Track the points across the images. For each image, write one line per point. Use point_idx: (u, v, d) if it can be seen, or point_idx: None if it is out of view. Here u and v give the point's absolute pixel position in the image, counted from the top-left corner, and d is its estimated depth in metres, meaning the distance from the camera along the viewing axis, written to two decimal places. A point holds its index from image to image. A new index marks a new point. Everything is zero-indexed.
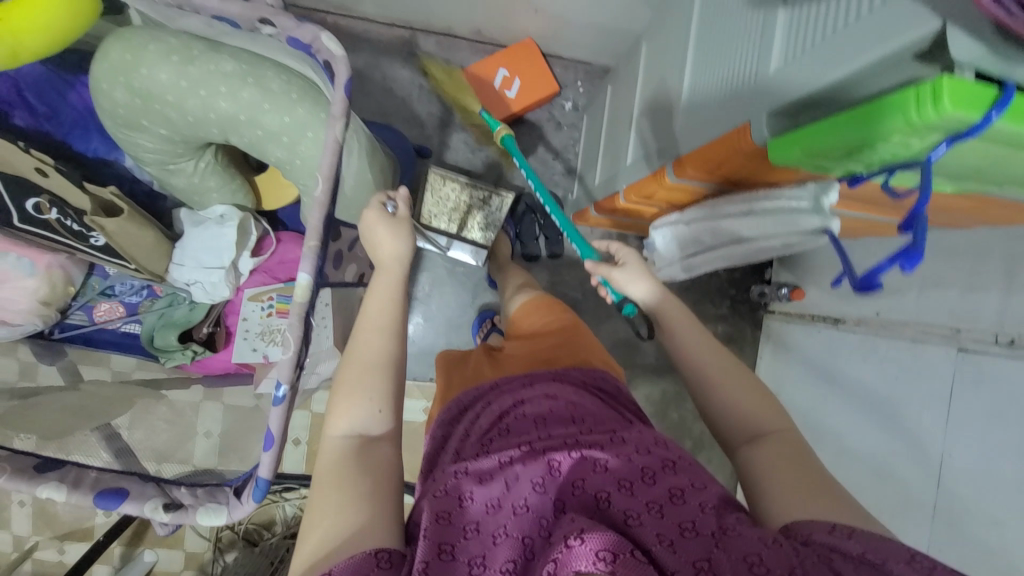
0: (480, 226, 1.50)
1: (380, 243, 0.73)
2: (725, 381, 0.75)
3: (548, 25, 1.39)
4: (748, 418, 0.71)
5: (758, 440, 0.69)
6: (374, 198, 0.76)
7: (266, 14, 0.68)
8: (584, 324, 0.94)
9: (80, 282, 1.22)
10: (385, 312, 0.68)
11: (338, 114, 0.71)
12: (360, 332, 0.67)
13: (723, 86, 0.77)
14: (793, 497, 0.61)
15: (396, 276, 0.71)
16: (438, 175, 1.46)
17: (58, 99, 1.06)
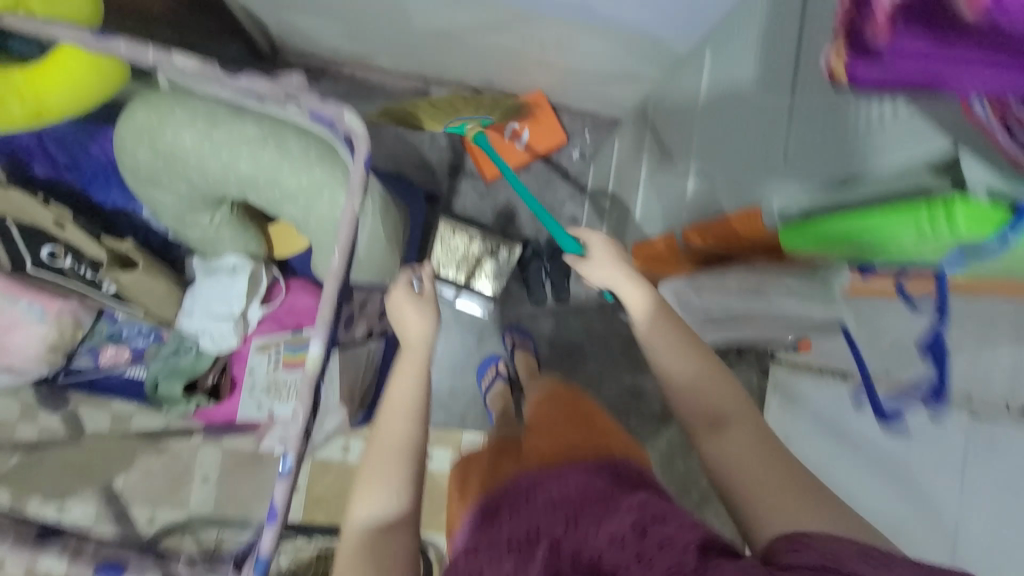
0: (489, 276, 1.56)
1: (407, 323, 0.79)
2: (688, 365, 0.77)
3: (557, 81, 1.43)
4: (707, 402, 0.75)
5: (723, 428, 0.72)
6: (403, 276, 0.84)
7: (292, 91, 0.70)
8: (602, 417, 0.93)
9: (89, 327, 1.21)
10: (409, 396, 0.73)
11: (357, 188, 0.75)
12: (383, 411, 0.73)
13: (731, 160, 0.83)
14: (765, 499, 0.64)
15: (422, 357, 0.77)
16: (449, 226, 1.50)
17: (79, 151, 1.06)
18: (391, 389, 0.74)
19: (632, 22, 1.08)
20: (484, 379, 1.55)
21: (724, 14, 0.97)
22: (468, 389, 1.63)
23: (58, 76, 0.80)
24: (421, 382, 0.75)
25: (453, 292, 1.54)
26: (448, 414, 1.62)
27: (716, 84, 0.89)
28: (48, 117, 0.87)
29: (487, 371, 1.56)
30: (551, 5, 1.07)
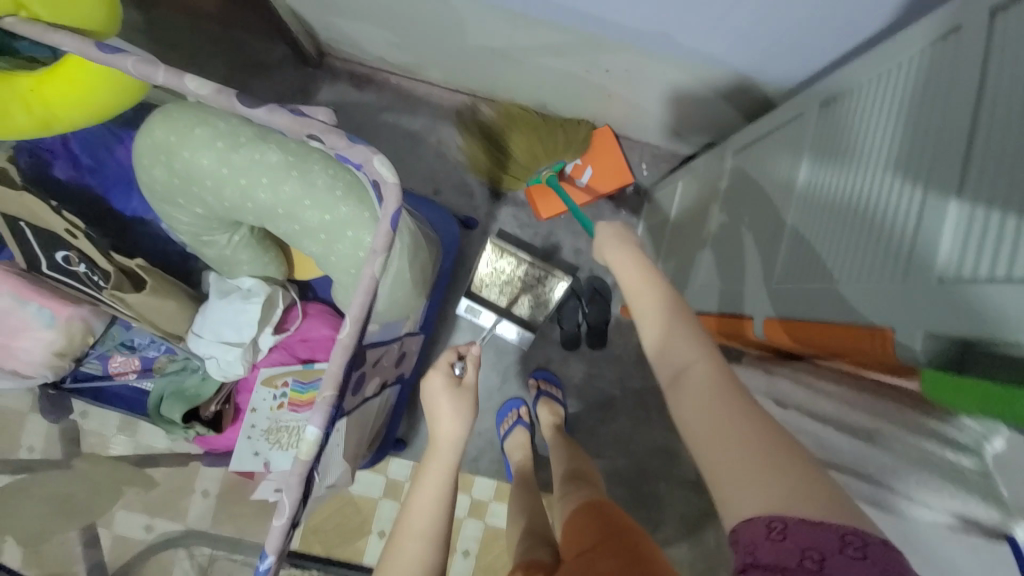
0: (531, 306, 1.42)
1: (440, 420, 0.76)
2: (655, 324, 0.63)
3: (620, 109, 1.28)
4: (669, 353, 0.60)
5: (685, 379, 0.57)
6: (445, 359, 0.81)
7: (316, 130, 0.60)
8: (644, 536, 0.74)
9: (101, 332, 1.15)
10: (430, 519, 0.67)
11: (380, 247, 0.62)
12: (399, 535, 0.67)
13: (848, 252, 0.62)
14: (716, 465, 0.49)
15: (449, 465, 0.73)
16: (497, 247, 1.42)
17: (105, 155, 1.03)
18: (412, 511, 0.68)
19: (719, 57, 0.93)
20: (503, 424, 1.44)
21: (838, 59, 0.81)
22: (485, 431, 1.51)
23: (67, 83, 0.76)
24: (444, 498, 0.70)
25: (490, 317, 1.41)
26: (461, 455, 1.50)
27: (823, 147, 0.73)
28: (56, 126, 0.83)
29: (507, 415, 1.44)
30: (627, 30, 0.93)
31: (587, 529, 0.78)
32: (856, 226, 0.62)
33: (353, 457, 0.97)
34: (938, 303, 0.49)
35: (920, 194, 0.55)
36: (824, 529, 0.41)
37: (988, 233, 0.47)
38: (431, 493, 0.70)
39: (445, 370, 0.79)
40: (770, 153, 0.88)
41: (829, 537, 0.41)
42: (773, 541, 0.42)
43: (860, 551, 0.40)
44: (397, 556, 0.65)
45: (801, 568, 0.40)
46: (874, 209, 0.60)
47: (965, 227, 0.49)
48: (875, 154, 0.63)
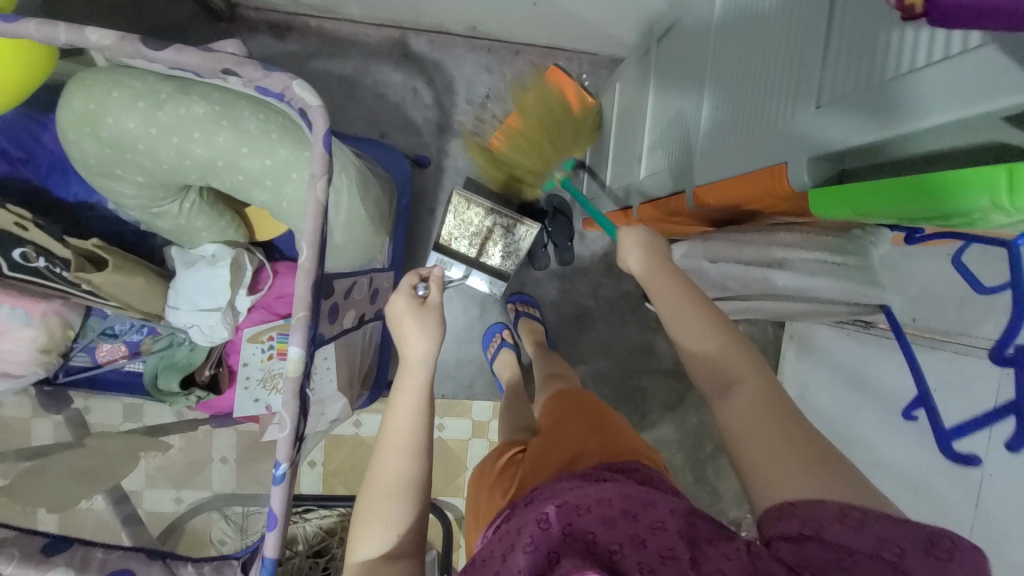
0: (501, 253, 1.45)
1: (407, 338, 0.77)
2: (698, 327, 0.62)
3: (548, 18, 1.27)
4: (717, 363, 0.60)
5: (731, 388, 0.58)
6: (407, 281, 0.82)
7: (230, 64, 0.61)
8: (613, 414, 0.84)
9: (80, 324, 1.18)
10: (407, 434, 0.72)
11: (320, 171, 0.64)
12: (382, 448, 0.72)
13: (753, 120, 0.68)
14: (777, 468, 0.51)
15: (422, 380, 0.75)
16: (462, 199, 1.41)
17: (32, 143, 1.01)
18: (389, 426, 0.72)
19: None
20: (489, 348, 1.52)
21: None
22: (475, 358, 1.59)
23: None
24: (419, 414, 0.73)
25: (461, 270, 1.46)
26: (456, 384, 1.60)
27: (735, 16, 0.75)
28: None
29: (492, 339, 1.52)
30: None
31: (564, 412, 0.85)
32: (758, 96, 0.67)
33: (349, 388, 1.05)
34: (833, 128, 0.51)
35: (802, 48, 0.59)
36: (911, 527, 0.42)
37: (847, 62, 0.51)
38: (405, 409, 0.73)
39: (409, 293, 0.80)
40: (689, 31, 0.90)
41: (917, 535, 0.42)
42: (849, 526, 0.44)
43: (947, 552, 0.41)
44: (380, 467, 0.71)
45: (878, 557, 0.41)
46: (767, 76, 0.65)
47: (834, 62, 0.53)
48: (764, 27, 0.67)
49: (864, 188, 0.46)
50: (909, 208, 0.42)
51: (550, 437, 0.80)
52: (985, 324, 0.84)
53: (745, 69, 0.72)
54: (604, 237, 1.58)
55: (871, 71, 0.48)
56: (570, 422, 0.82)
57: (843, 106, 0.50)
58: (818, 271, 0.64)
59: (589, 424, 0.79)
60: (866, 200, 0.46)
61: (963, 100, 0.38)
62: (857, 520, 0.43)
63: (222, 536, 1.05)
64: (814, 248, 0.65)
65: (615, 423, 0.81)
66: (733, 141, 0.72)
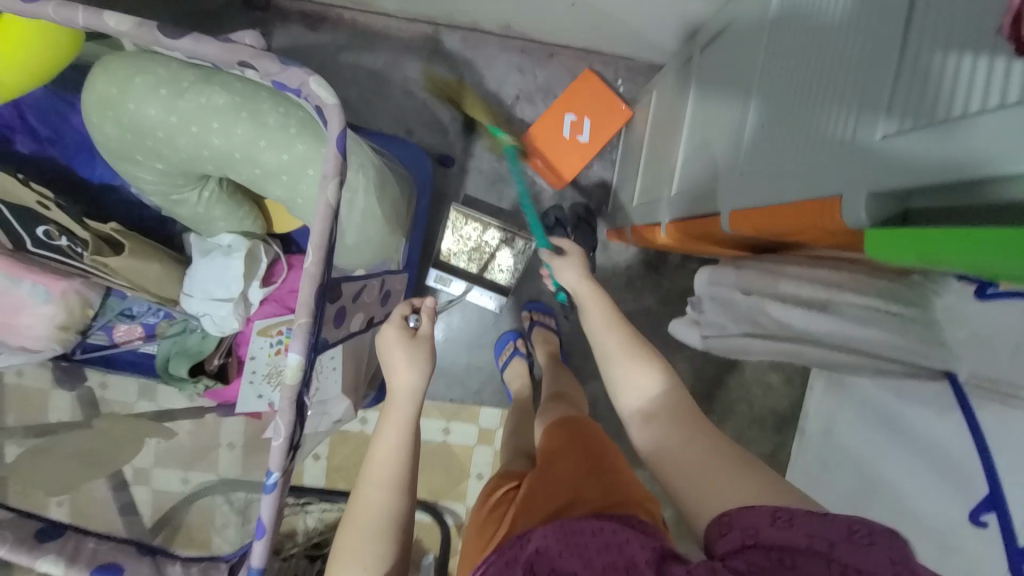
0: (503, 270, 1.44)
1: (395, 371, 0.78)
2: (626, 359, 0.76)
3: (585, 20, 1.22)
4: (648, 398, 0.70)
5: (654, 413, 0.68)
6: (399, 312, 0.84)
7: (246, 56, 0.59)
8: (614, 451, 0.81)
9: (99, 304, 1.18)
10: (392, 465, 0.70)
11: (332, 172, 0.62)
12: (365, 482, 0.69)
13: (800, 144, 0.62)
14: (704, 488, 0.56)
15: (406, 413, 0.75)
16: (460, 215, 1.41)
17: (61, 123, 1.01)
18: (373, 462, 0.71)
19: None
20: (502, 355, 1.49)
21: None
22: (485, 365, 1.56)
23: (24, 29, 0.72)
24: (403, 447, 0.72)
25: (460, 285, 1.44)
26: (465, 390, 1.56)
27: (787, 29, 0.70)
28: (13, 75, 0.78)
29: (504, 347, 1.49)
30: None
31: (555, 444, 0.83)
32: (810, 119, 0.61)
33: (354, 389, 1.02)
34: (891, 161, 0.46)
35: (863, 74, 0.53)
36: (833, 521, 0.44)
37: (921, 87, 0.45)
38: (389, 443, 0.72)
39: (399, 324, 0.81)
40: (739, 44, 0.84)
41: (838, 526, 0.44)
42: (780, 526, 0.46)
43: (867, 538, 0.43)
44: (362, 502, 0.68)
45: (809, 551, 0.43)
46: (821, 98, 0.60)
47: (904, 86, 0.47)
48: (820, 45, 0.61)
49: (924, 235, 0.40)
50: (1008, 260, 0.35)
51: (544, 471, 0.77)
52: None
53: (795, 88, 0.66)
54: (627, 249, 1.52)
55: (947, 100, 0.42)
56: (558, 458, 0.79)
57: (913, 140, 0.44)
58: (864, 320, 0.59)
59: (586, 466, 0.75)
60: (923, 243, 0.40)
61: None
62: (788, 518, 0.46)
63: (224, 521, 1.10)
64: (860, 292, 0.59)
65: (611, 461, 0.78)
66: (774, 165, 0.66)
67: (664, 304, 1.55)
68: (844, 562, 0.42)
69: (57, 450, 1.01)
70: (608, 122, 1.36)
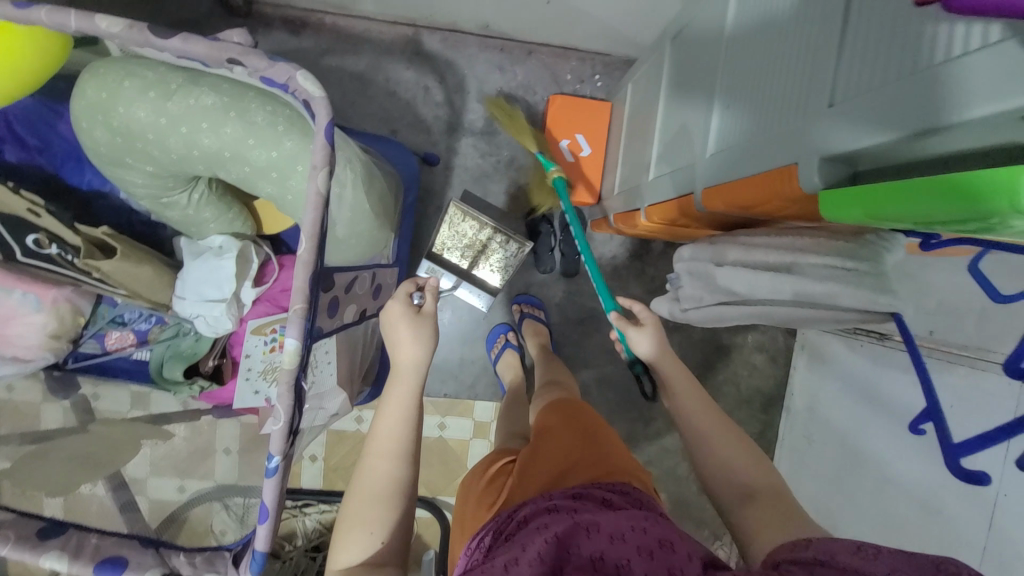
0: (493, 267, 1.48)
1: (398, 345, 0.81)
2: (715, 438, 0.77)
3: (561, 17, 1.26)
4: (740, 478, 0.72)
5: (749, 495, 0.70)
6: (403, 290, 0.86)
7: (234, 54, 0.61)
8: (607, 424, 0.86)
9: (90, 311, 1.21)
10: (395, 440, 0.73)
11: (321, 162, 0.64)
12: (368, 454, 0.72)
13: (763, 121, 0.66)
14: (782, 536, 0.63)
15: (411, 387, 0.77)
16: (459, 210, 1.42)
17: (48, 132, 1.03)
18: (378, 433, 0.73)
19: None
20: (493, 348, 1.52)
21: None
22: (478, 358, 1.59)
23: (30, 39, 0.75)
24: (407, 418, 0.75)
25: (450, 280, 1.47)
26: (459, 384, 1.59)
27: (748, 11, 0.74)
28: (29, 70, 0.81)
29: (496, 340, 1.52)
30: None
31: (552, 419, 0.87)
32: (772, 92, 0.65)
33: (349, 382, 1.04)
34: (836, 128, 0.50)
35: (816, 46, 0.57)
36: (919, 559, 0.43)
37: (863, 56, 0.49)
38: (394, 419, 0.74)
39: (404, 300, 0.84)
40: (705, 32, 0.89)
41: (924, 563, 0.43)
42: (862, 557, 0.45)
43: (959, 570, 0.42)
44: (367, 469, 0.71)
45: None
46: (779, 73, 0.63)
47: (848, 60, 0.51)
48: (778, 23, 0.65)
49: (875, 190, 0.44)
50: (956, 211, 0.38)
51: (541, 444, 0.81)
52: (1005, 340, 0.81)
53: (758, 65, 0.69)
54: (612, 239, 1.56)
55: (882, 69, 0.46)
56: (564, 431, 0.82)
57: (856, 106, 0.48)
58: (824, 276, 0.62)
59: (579, 441, 0.78)
60: (889, 198, 0.43)
61: (976, 100, 0.36)
62: (869, 551, 0.45)
63: (224, 528, 1.04)
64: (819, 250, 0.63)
65: (602, 432, 0.82)
66: (741, 143, 0.70)
67: (650, 291, 1.60)
68: None
69: (50, 455, 1.03)
70: (598, 124, 1.44)
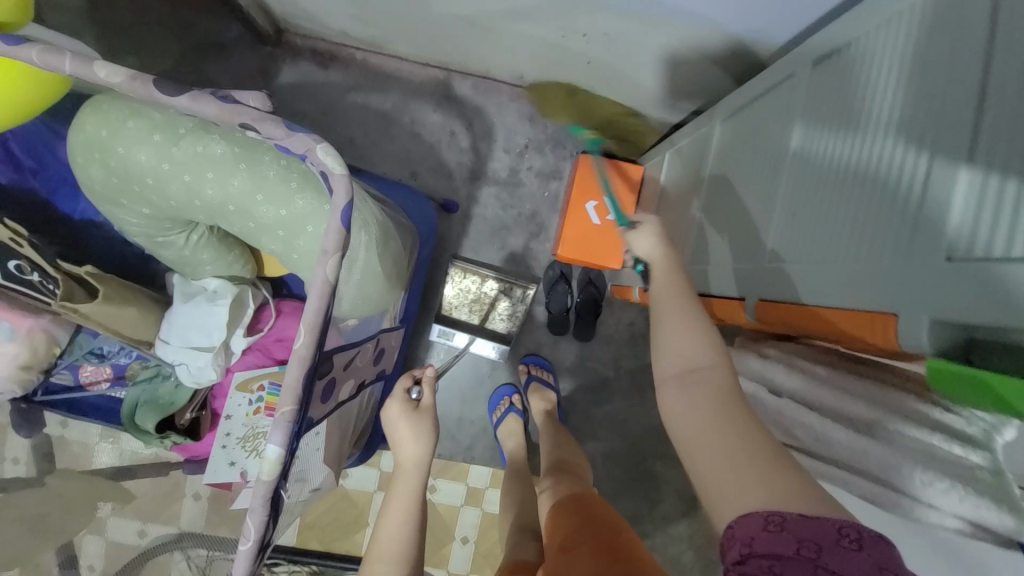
0: (503, 317, 1.45)
1: (400, 444, 0.78)
2: (669, 319, 0.62)
3: (600, 77, 1.21)
4: (682, 352, 0.58)
5: (689, 374, 0.57)
6: (399, 386, 0.84)
7: (249, 119, 0.54)
8: (626, 523, 0.75)
9: (67, 341, 1.08)
10: (396, 545, 0.69)
11: (332, 248, 0.56)
12: (368, 563, 0.68)
13: (841, 237, 0.58)
14: (722, 473, 0.48)
15: (415, 487, 0.75)
16: (458, 270, 1.43)
17: (46, 155, 0.96)
18: (379, 538, 0.70)
19: (702, 12, 0.86)
20: (495, 411, 1.41)
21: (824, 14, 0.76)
22: (479, 419, 1.48)
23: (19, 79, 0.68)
24: (411, 522, 0.71)
25: (464, 337, 1.43)
26: (455, 445, 1.48)
27: (821, 99, 0.68)
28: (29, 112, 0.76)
29: (499, 402, 1.40)
30: None
31: (564, 525, 0.77)
32: (856, 199, 0.57)
33: (336, 455, 0.93)
34: (959, 287, 0.42)
35: (923, 165, 0.49)
36: (819, 521, 0.41)
37: (997, 208, 0.42)
38: (396, 521, 0.71)
39: (402, 398, 0.82)
40: (763, 117, 0.82)
41: (825, 528, 0.41)
42: (770, 532, 0.42)
43: (856, 542, 0.39)
44: None
45: (798, 558, 0.40)
46: (868, 183, 0.56)
47: (969, 205, 0.44)
48: (864, 122, 0.59)
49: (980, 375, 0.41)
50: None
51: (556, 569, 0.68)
52: None
53: (833, 161, 0.62)
54: (631, 305, 1.48)
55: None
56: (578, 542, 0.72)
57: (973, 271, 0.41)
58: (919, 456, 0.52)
59: (592, 546, 0.67)
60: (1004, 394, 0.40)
61: None
62: (780, 524, 0.42)
63: None
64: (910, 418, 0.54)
65: (624, 535, 0.71)
66: (809, 257, 0.62)
67: None
68: (829, 567, 0.38)
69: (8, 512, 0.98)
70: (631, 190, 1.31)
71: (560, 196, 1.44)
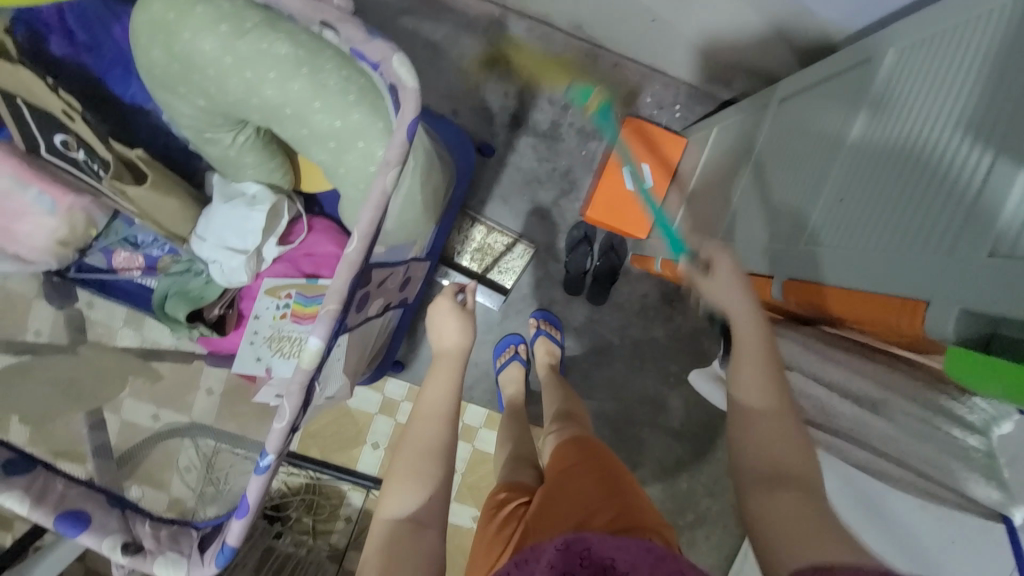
0: (503, 271, 1.47)
1: (442, 335, 0.82)
2: (756, 410, 0.60)
3: (661, 37, 1.18)
4: (772, 453, 0.57)
5: (778, 473, 0.55)
6: (450, 288, 0.86)
7: (331, 17, 0.58)
8: (613, 457, 0.82)
9: (104, 225, 1.11)
10: (440, 404, 0.71)
11: (394, 160, 0.59)
12: (415, 419, 0.70)
13: (880, 228, 0.60)
14: (809, 548, 0.48)
15: (456, 365, 0.78)
16: (465, 217, 1.44)
17: (101, 32, 0.97)
18: (421, 400, 0.73)
19: None
20: (499, 358, 1.44)
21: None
22: (483, 362, 1.53)
23: None
24: (452, 388, 0.74)
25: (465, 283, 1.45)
26: None
27: (887, 90, 0.67)
28: None
29: (504, 349, 1.44)
30: None
31: (567, 458, 0.82)
32: (902, 193, 0.58)
33: (354, 369, 0.98)
34: (989, 285, 0.45)
35: (979, 166, 0.50)
36: None
37: None
38: (440, 386, 0.74)
39: (452, 296, 0.84)
40: (820, 101, 0.82)
41: None
42: None
43: None
44: (412, 432, 0.69)
45: None
46: (918, 178, 0.57)
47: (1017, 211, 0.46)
48: (928, 118, 0.58)
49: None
50: None
51: (558, 491, 0.75)
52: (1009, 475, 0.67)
53: (890, 153, 0.62)
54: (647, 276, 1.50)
55: None
56: (584, 469, 0.78)
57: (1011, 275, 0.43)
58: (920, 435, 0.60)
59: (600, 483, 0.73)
60: None
61: None
62: None
63: (187, 464, 1.01)
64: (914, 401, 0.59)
65: (620, 476, 0.76)
66: (842, 246, 0.64)
67: (671, 337, 1.54)
68: None
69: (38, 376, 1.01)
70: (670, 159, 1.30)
71: (598, 158, 1.43)
